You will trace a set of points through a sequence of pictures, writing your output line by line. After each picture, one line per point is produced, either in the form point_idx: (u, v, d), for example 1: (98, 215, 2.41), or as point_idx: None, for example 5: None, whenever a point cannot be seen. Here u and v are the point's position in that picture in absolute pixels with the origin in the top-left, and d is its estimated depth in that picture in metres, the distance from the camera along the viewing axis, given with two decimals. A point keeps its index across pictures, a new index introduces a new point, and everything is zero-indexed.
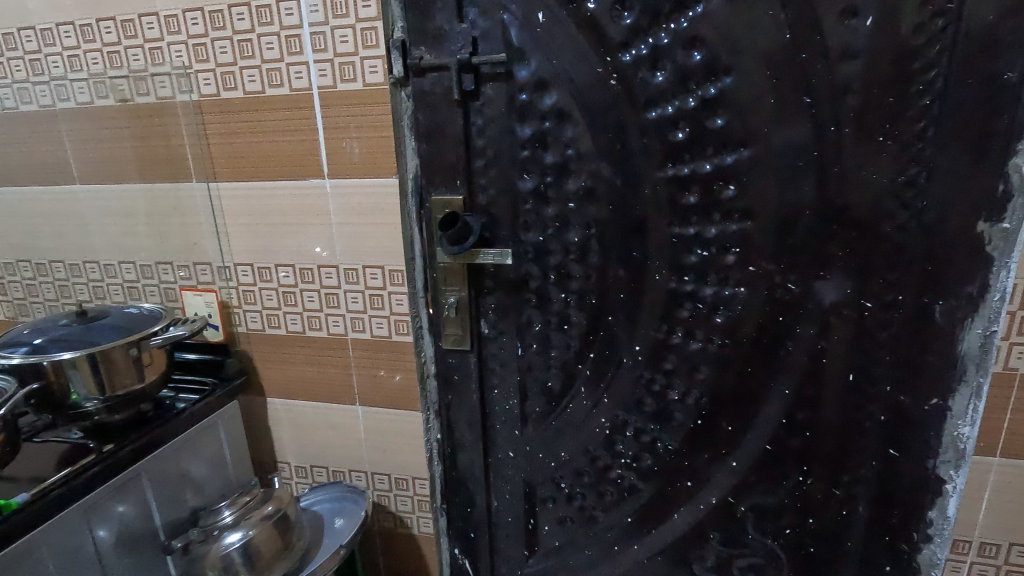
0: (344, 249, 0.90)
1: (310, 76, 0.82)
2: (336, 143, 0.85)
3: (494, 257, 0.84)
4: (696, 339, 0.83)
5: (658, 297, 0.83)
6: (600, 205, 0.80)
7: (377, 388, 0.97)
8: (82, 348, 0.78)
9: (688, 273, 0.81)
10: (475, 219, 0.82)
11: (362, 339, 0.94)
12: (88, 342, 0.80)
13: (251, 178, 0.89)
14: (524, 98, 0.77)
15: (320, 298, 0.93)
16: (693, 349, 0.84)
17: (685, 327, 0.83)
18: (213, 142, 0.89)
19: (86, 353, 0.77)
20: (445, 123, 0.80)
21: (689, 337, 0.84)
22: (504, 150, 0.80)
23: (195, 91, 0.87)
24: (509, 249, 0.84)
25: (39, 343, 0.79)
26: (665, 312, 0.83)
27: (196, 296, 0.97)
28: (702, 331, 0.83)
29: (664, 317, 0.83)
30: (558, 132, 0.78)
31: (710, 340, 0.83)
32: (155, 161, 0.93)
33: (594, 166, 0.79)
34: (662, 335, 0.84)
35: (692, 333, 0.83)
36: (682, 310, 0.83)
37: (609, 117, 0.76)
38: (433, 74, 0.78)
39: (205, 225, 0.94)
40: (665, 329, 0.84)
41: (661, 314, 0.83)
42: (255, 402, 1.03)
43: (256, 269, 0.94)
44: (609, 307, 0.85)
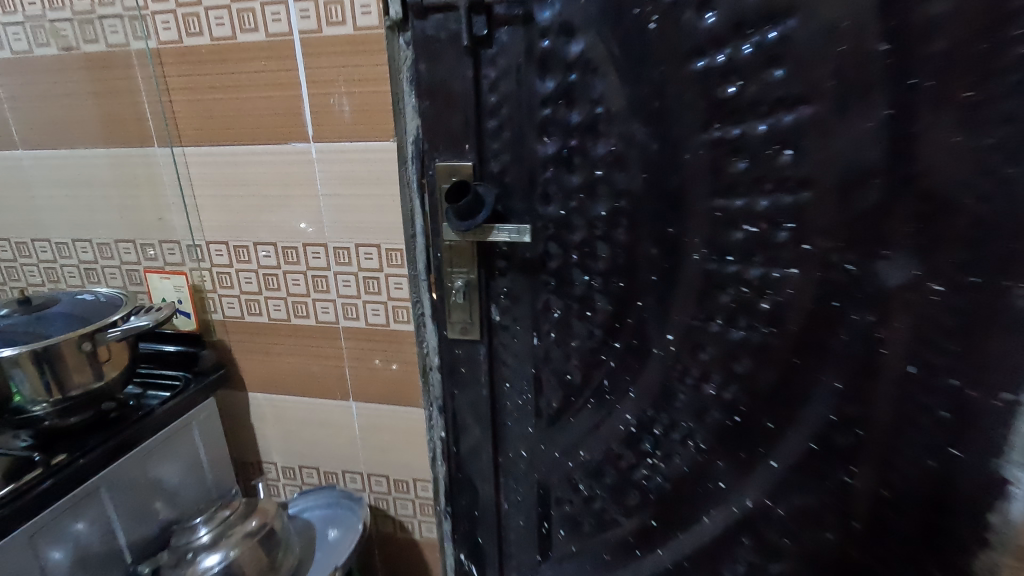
0: (332, 225, 0.78)
1: (290, 17, 0.69)
2: (322, 101, 0.72)
3: (510, 235, 0.72)
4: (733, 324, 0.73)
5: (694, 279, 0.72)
6: (633, 173, 0.69)
7: (373, 383, 0.86)
8: (27, 343, 0.67)
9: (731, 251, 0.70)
10: (488, 189, 0.71)
11: (355, 328, 0.83)
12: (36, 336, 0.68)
13: (224, 142, 0.77)
14: (546, 45, 0.66)
15: (306, 282, 0.81)
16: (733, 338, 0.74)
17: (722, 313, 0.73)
18: (176, 99, 0.76)
19: (30, 348, 0.66)
20: (452, 76, 0.68)
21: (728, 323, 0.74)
22: (520, 108, 0.69)
23: (153, 38, 0.73)
24: (529, 225, 0.72)
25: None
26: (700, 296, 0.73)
27: (163, 280, 0.85)
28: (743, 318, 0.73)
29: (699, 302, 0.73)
30: (585, 86, 0.67)
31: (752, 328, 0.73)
32: (105, 122, 0.79)
33: (626, 127, 0.67)
34: (698, 322, 0.74)
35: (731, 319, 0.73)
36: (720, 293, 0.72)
37: (647, 68, 0.65)
38: (439, 15, 0.65)
39: (170, 197, 0.81)
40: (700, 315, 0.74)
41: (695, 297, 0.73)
42: (236, 397, 0.92)
43: (232, 248, 0.82)
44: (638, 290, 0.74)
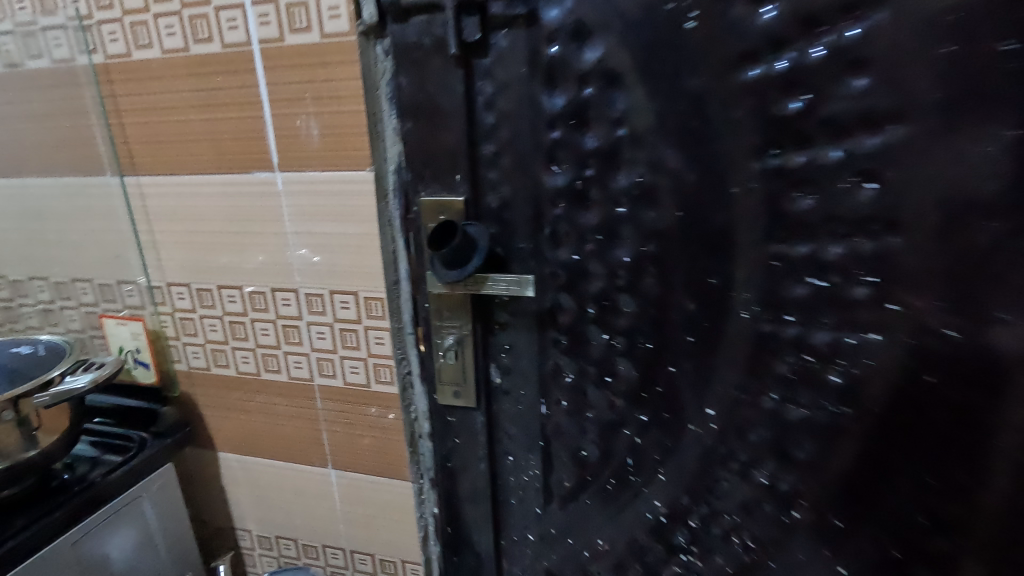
0: (303, 268, 0.65)
1: (247, 24, 0.57)
2: (287, 122, 0.60)
3: (505, 289, 0.58)
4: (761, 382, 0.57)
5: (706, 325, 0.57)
6: (664, 210, 0.55)
7: (354, 450, 0.73)
8: None
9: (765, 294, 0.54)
10: (478, 229, 0.57)
11: (331, 387, 0.70)
12: None
13: (180, 171, 0.66)
14: (554, 52, 0.52)
15: (276, 332, 0.69)
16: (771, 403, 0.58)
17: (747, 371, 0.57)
18: (128, 121, 0.65)
19: None
20: (439, 90, 0.55)
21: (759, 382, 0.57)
22: (523, 130, 0.55)
23: (99, 51, 0.63)
24: (531, 276, 0.58)
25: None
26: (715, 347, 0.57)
27: (119, 326, 0.74)
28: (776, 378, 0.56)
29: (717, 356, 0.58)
30: (603, 102, 0.53)
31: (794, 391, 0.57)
32: (53, 148, 0.69)
33: (656, 153, 0.53)
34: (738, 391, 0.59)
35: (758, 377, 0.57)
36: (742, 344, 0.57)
37: (683, 78, 0.50)
38: (421, 17, 0.53)
39: (125, 233, 0.70)
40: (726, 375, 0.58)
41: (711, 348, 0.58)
42: (205, 457, 0.80)
43: (194, 291, 0.71)
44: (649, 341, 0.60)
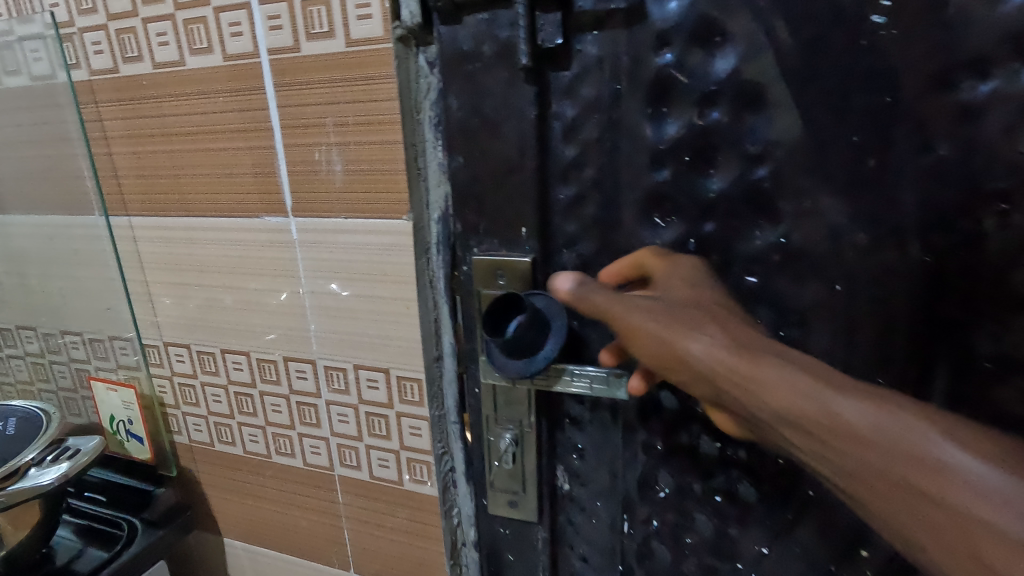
0: (321, 336, 0.52)
1: (254, 29, 0.44)
2: (301, 154, 0.46)
3: (589, 388, 0.44)
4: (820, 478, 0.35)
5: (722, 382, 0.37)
6: (815, 281, 0.39)
7: (380, 555, 0.59)
8: None
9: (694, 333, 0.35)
10: (544, 298, 0.43)
11: (354, 479, 0.56)
12: None
13: (174, 212, 0.53)
14: (667, 59, 0.37)
15: (289, 410, 0.57)
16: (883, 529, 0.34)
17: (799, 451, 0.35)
18: (116, 149, 0.53)
19: None
20: (501, 114, 0.41)
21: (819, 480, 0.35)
22: (614, 168, 0.41)
23: (84, 67, 0.52)
24: (625, 375, 0.43)
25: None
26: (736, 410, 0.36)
27: (110, 391, 0.64)
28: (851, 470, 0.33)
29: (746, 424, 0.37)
30: (734, 131, 0.37)
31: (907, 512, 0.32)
32: (37, 181, 0.59)
33: (808, 203, 0.37)
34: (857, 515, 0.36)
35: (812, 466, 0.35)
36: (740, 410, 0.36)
37: (859, 97, 0.34)
38: (480, 15, 0.39)
39: (115, 282, 0.59)
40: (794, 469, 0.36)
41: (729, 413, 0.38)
42: (209, 542, 0.68)
43: (195, 354, 0.59)
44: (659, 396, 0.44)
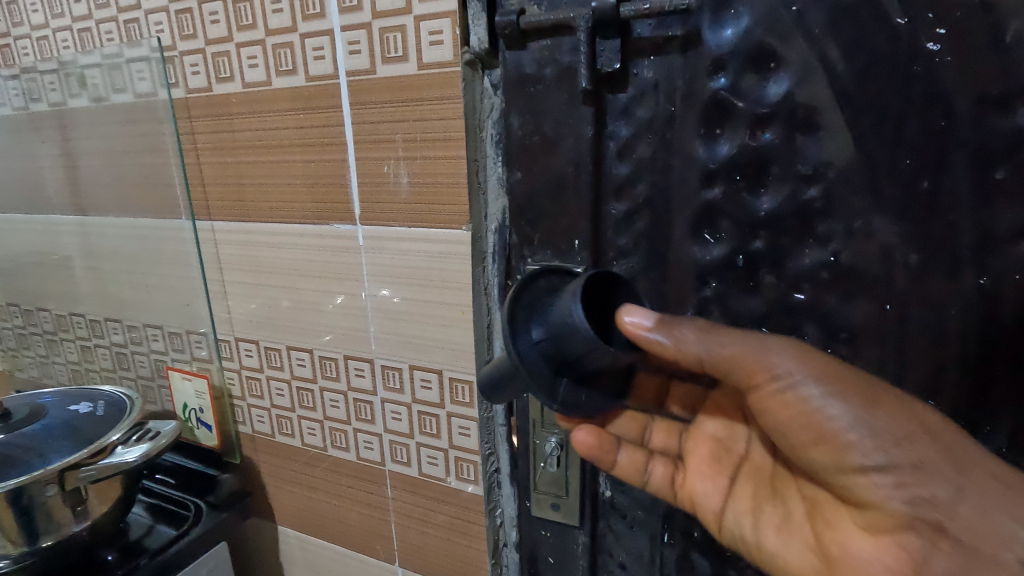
0: (379, 336, 0.55)
1: (335, 53, 0.48)
2: (371, 168, 0.50)
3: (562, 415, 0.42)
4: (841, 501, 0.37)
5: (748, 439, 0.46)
6: (865, 300, 0.39)
7: (425, 551, 0.61)
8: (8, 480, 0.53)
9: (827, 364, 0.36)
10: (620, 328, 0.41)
11: (404, 474, 0.59)
12: (30, 463, 0.55)
13: (252, 219, 0.58)
14: (721, 84, 0.39)
15: (346, 406, 0.60)
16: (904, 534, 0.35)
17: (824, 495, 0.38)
18: (205, 159, 0.59)
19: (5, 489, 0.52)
20: (559, 133, 0.44)
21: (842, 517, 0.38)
22: (667, 185, 0.42)
23: (181, 85, 0.57)
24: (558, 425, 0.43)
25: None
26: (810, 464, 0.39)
27: (184, 381, 0.69)
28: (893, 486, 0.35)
29: (764, 501, 0.44)
30: (786, 153, 0.39)
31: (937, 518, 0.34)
32: (134, 187, 0.65)
33: (858, 224, 0.38)
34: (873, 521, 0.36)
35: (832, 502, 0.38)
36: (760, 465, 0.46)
37: (912, 122, 0.35)
38: (544, 41, 0.42)
39: (196, 281, 0.64)
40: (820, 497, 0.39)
41: (753, 488, 0.45)
42: (264, 529, 0.72)
43: (263, 349, 0.63)
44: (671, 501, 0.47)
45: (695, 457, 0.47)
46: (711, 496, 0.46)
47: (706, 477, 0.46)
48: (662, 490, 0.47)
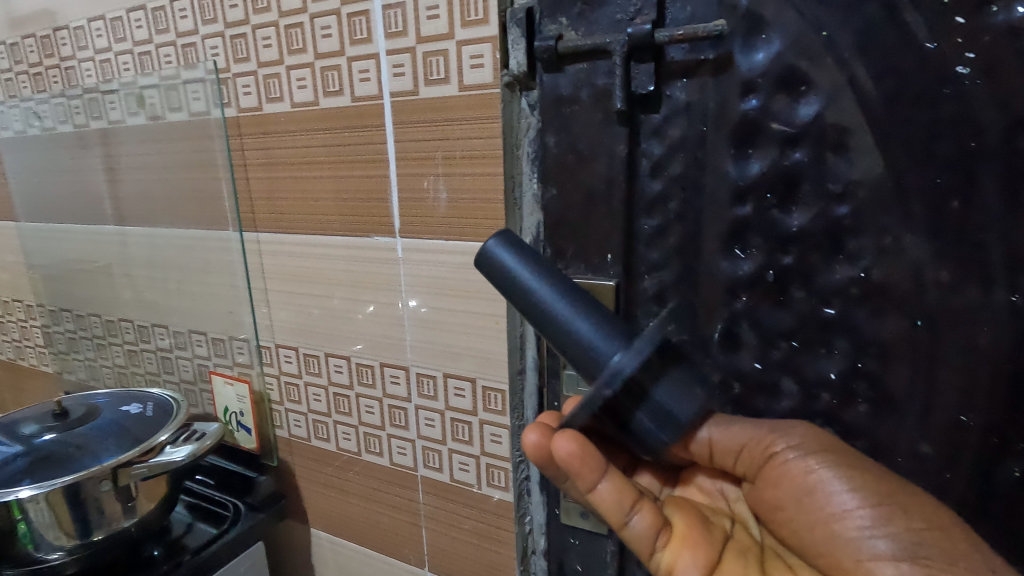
0: (415, 346, 0.57)
1: (380, 75, 0.51)
2: (411, 184, 0.53)
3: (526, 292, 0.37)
4: (848, 539, 0.38)
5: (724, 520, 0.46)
6: (895, 315, 0.40)
7: (454, 556, 0.62)
8: (64, 476, 0.56)
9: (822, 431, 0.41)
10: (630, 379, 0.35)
11: (435, 480, 0.61)
12: (83, 462, 0.57)
13: (295, 231, 0.61)
14: (753, 105, 0.40)
15: (381, 412, 0.62)
16: (896, 543, 0.36)
17: (814, 548, 0.40)
18: (253, 175, 0.62)
19: (61, 485, 0.55)
20: (594, 151, 0.46)
21: (844, 558, 0.38)
22: (699, 203, 0.44)
23: (233, 105, 0.61)
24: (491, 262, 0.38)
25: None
26: (788, 525, 0.42)
27: (227, 385, 0.73)
28: (884, 496, 0.37)
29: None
30: (817, 172, 0.40)
31: (925, 527, 0.36)
32: (184, 200, 0.69)
33: (888, 241, 0.39)
34: (857, 526, 0.38)
35: (836, 546, 0.39)
36: (743, 543, 0.45)
37: (943, 142, 0.36)
38: (580, 65, 0.44)
39: (240, 290, 0.67)
40: (806, 545, 0.41)
41: (740, 562, 0.43)
42: (298, 531, 0.74)
43: (302, 356, 0.66)
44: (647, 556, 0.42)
45: (679, 520, 0.43)
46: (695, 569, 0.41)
47: (695, 544, 0.42)
48: (645, 538, 0.41)
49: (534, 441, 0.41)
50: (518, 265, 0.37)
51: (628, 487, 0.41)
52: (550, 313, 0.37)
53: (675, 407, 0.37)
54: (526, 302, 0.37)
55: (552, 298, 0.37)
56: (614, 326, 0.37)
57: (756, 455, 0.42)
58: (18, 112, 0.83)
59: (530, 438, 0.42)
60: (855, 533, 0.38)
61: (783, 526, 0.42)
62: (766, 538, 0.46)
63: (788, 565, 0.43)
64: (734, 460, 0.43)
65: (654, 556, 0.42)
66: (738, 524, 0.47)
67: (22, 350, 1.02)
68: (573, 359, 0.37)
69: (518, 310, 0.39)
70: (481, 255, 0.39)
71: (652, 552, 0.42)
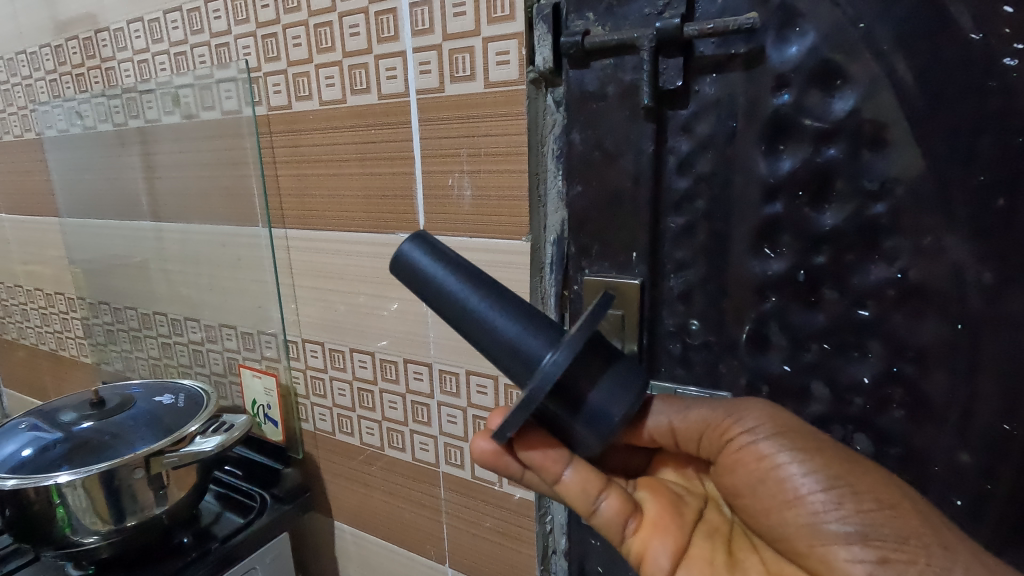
0: (437, 342, 0.58)
1: (407, 73, 0.52)
2: (436, 182, 0.53)
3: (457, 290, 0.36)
4: (801, 526, 0.37)
5: (696, 499, 0.46)
6: (933, 318, 0.38)
7: (474, 553, 0.62)
8: (100, 463, 0.58)
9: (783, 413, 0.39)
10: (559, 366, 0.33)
11: (457, 477, 0.61)
12: (118, 450, 0.59)
13: (322, 228, 0.62)
14: (784, 100, 0.39)
15: (404, 407, 0.63)
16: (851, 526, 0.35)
17: (771, 532, 0.39)
18: (282, 172, 0.63)
19: (97, 472, 0.56)
20: (620, 148, 0.45)
21: (798, 542, 0.37)
22: (727, 201, 0.43)
23: (264, 103, 0.62)
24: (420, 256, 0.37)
25: (26, 457, 0.59)
26: (748, 510, 0.41)
27: (255, 378, 0.74)
28: (838, 477, 0.36)
29: (719, 560, 0.41)
30: (852, 169, 0.39)
31: (876, 507, 0.35)
32: (216, 197, 0.70)
33: (927, 242, 0.37)
34: (813, 509, 0.36)
35: (790, 531, 0.38)
36: (713, 522, 0.44)
37: (987, 139, 0.35)
38: (607, 60, 0.44)
39: (269, 285, 0.68)
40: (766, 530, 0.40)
41: (708, 546, 0.42)
42: (322, 523, 0.75)
43: (327, 351, 0.67)
44: (617, 543, 0.41)
45: (651, 507, 0.43)
46: (663, 556, 0.41)
47: (664, 531, 0.41)
48: (614, 526, 0.40)
49: (485, 449, 0.41)
50: (438, 270, 0.37)
51: (594, 475, 0.40)
52: (475, 319, 0.36)
53: (608, 412, 0.35)
54: (448, 307, 0.37)
55: (473, 299, 0.36)
56: (540, 324, 0.36)
57: (715, 437, 0.41)
58: (62, 112, 0.86)
59: (481, 444, 0.41)
60: (807, 519, 0.37)
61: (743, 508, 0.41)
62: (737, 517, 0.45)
63: (755, 545, 0.42)
64: (695, 441, 0.42)
65: (624, 542, 0.41)
66: (710, 503, 0.46)
67: (63, 341, 1.06)
68: (502, 362, 0.36)
69: (447, 315, 0.37)
70: (404, 258, 0.38)
71: (621, 538, 0.41)
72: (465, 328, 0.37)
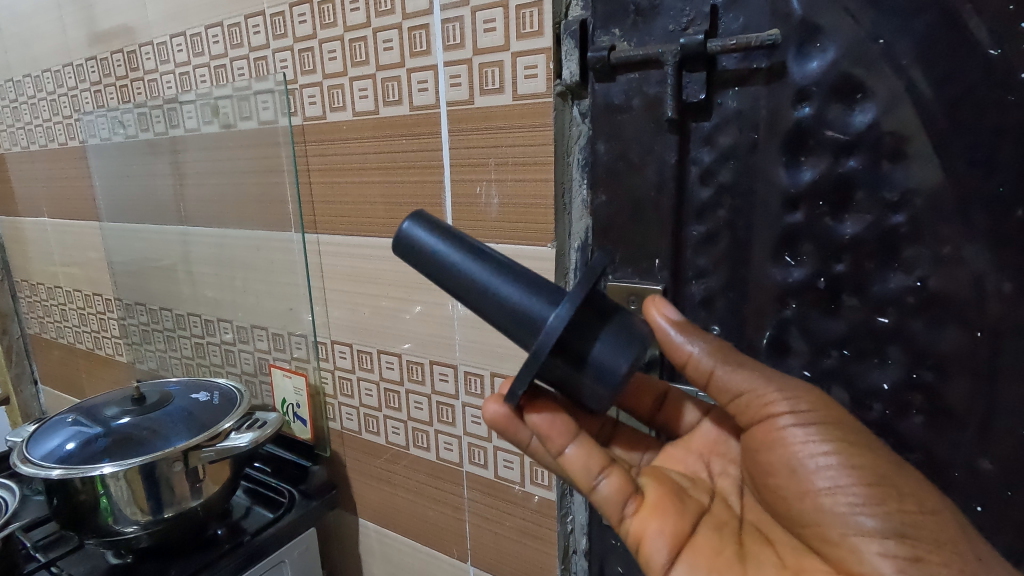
0: (463, 344, 0.59)
1: (438, 86, 0.54)
2: (464, 191, 0.55)
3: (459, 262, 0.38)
4: (836, 515, 0.38)
5: (704, 493, 0.47)
6: (952, 326, 0.39)
7: (496, 551, 0.64)
8: (142, 456, 0.60)
9: (829, 399, 0.40)
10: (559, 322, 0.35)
11: (480, 476, 0.63)
12: (158, 445, 0.62)
13: (353, 234, 0.64)
14: (806, 113, 0.41)
15: (429, 408, 0.64)
16: (884, 522, 0.36)
17: (801, 517, 0.40)
18: (316, 180, 0.66)
19: (139, 465, 0.59)
20: (644, 159, 0.47)
21: (830, 530, 0.38)
22: (750, 210, 0.44)
23: (299, 114, 0.65)
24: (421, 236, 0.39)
25: (70, 450, 0.62)
26: (778, 493, 0.41)
27: (286, 378, 0.77)
28: (861, 473, 0.37)
29: (727, 551, 0.41)
30: (872, 179, 0.40)
31: (917, 509, 0.36)
32: (251, 203, 0.73)
33: (945, 251, 0.38)
34: (847, 503, 0.37)
35: (824, 518, 0.38)
36: (721, 517, 0.45)
37: (1005, 151, 0.36)
38: (632, 74, 0.46)
39: (300, 288, 0.71)
40: (795, 514, 0.41)
41: (716, 536, 0.42)
42: (347, 520, 0.77)
43: (355, 352, 0.69)
44: (615, 523, 0.41)
45: (652, 491, 0.42)
46: (662, 545, 0.40)
47: (665, 515, 0.41)
48: (614, 504, 0.40)
49: (496, 412, 0.43)
50: (440, 246, 0.39)
51: (598, 449, 0.41)
52: (478, 290, 0.38)
53: (614, 364, 0.36)
54: (454, 282, 0.39)
55: (477, 272, 0.38)
56: (539, 285, 0.38)
57: (755, 408, 0.40)
58: (105, 121, 0.90)
59: (493, 408, 0.43)
60: (843, 508, 0.37)
61: (774, 493, 0.42)
62: (748, 514, 0.46)
63: (769, 543, 0.42)
64: (728, 401, 0.41)
65: (623, 522, 0.41)
66: (718, 499, 0.47)
67: (99, 340, 1.10)
68: (509, 330, 0.38)
69: (454, 290, 0.39)
70: (405, 242, 0.40)
71: (620, 518, 0.41)
72: (472, 300, 0.39)
